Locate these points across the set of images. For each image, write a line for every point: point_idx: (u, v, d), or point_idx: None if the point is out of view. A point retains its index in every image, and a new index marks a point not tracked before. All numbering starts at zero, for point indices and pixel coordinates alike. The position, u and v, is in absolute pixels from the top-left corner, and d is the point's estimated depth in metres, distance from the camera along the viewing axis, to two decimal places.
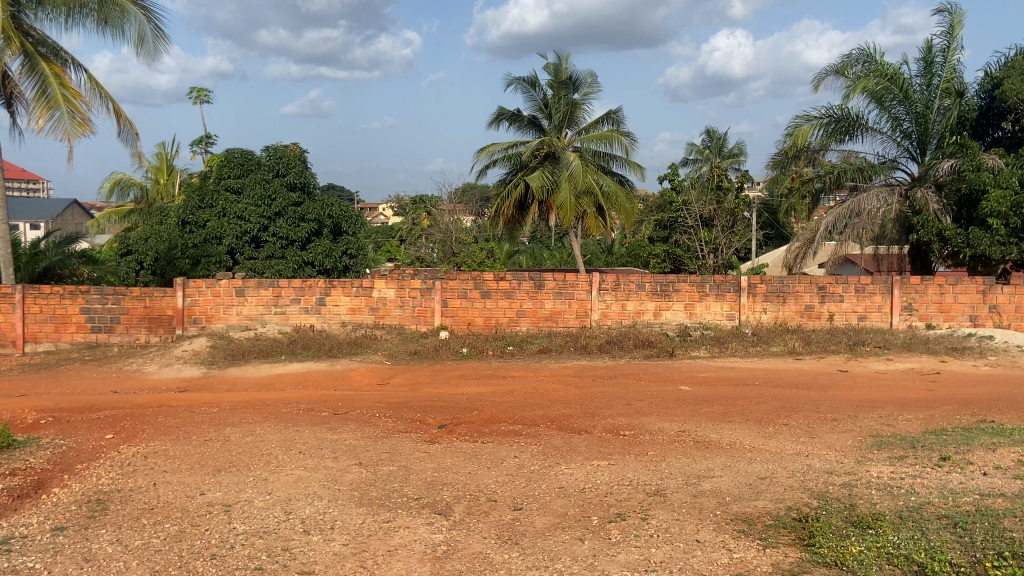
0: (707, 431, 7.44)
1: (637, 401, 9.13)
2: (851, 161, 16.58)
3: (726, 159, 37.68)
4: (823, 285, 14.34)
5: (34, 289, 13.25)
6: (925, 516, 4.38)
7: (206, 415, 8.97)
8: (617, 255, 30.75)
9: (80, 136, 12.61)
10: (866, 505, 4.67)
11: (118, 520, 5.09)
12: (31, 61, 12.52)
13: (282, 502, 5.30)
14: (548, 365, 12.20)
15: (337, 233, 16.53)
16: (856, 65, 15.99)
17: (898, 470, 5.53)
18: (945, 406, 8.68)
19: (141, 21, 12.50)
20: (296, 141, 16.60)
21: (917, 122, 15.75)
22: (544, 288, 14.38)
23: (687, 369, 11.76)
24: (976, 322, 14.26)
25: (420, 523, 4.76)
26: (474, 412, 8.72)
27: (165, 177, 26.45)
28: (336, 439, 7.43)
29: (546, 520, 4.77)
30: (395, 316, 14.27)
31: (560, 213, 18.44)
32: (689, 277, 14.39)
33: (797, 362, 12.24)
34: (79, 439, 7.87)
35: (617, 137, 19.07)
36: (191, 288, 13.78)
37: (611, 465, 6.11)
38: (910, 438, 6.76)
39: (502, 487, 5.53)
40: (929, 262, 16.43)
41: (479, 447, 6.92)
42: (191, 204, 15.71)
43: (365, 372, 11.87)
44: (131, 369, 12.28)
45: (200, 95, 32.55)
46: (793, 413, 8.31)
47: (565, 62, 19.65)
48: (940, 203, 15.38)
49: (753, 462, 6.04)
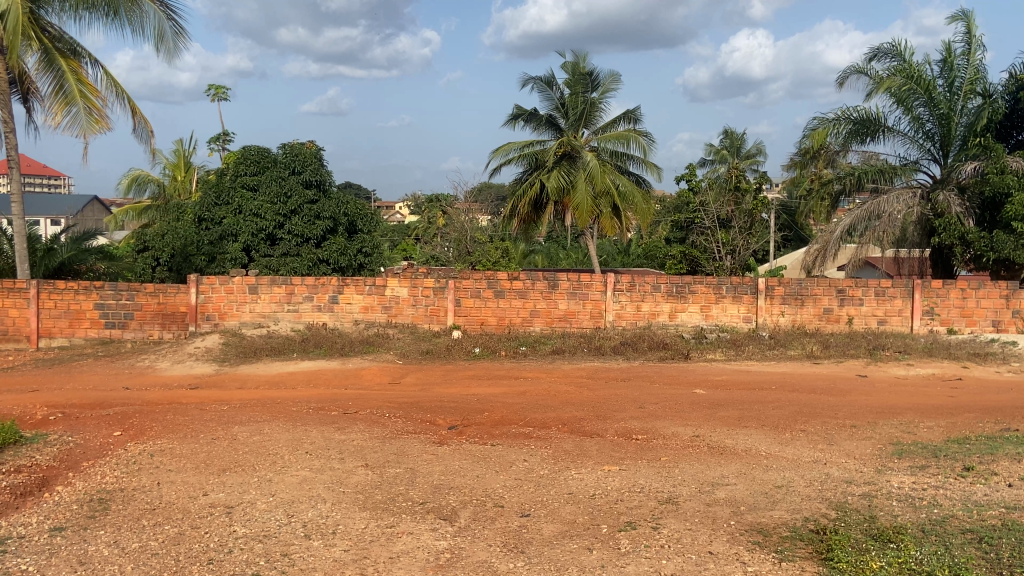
0: (721, 436, 7.26)
1: (650, 404, 8.95)
2: (872, 163, 16.29)
3: (744, 160, 37.35)
4: (842, 288, 14.08)
5: (48, 284, 13.27)
6: (948, 530, 4.20)
7: (215, 413, 8.91)
8: (633, 256, 30.49)
9: (96, 133, 12.59)
10: (886, 517, 4.49)
11: (118, 520, 5.01)
12: (49, 57, 12.55)
13: (285, 505, 5.20)
14: (560, 367, 12.03)
15: (352, 231, 16.49)
16: (878, 65, 15.73)
17: (921, 480, 5.33)
18: (967, 414, 8.46)
19: (160, 18, 12.48)
20: (311, 139, 16.53)
21: (940, 123, 15.43)
22: (558, 288, 14.22)
23: (702, 372, 11.55)
24: (999, 327, 13.93)
25: (424, 529, 4.64)
26: (485, 413, 8.59)
27: (183, 174, 26.57)
28: (344, 440, 7.32)
29: (553, 527, 4.63)
30: (408, 315, 14.17)
31: (577, 213, 18.32)
32: (706, 278, 14.18)
33: (815, 366, 12.01)
34: (86, 436, 7.82)
35: (634, 137, 18.88)
36: (204, 285, 13.76)
37: (622, 470, 5.97)
38: (932, 447, 6.55)
39: (509, 492, 5.39)
40: (951, 266, 16.15)
41: (489, 450, 6.79)
42: (208, 201, 15.68)
43: (376, 371, 11.77)
44: (142, 366, 12.25)
45: (218, 93, 32.61)
46: (810, 419, 8.10)
47: (582, 61, 19.47)
48: (962, 206, 15.00)
49: (769, 470, 5.86)
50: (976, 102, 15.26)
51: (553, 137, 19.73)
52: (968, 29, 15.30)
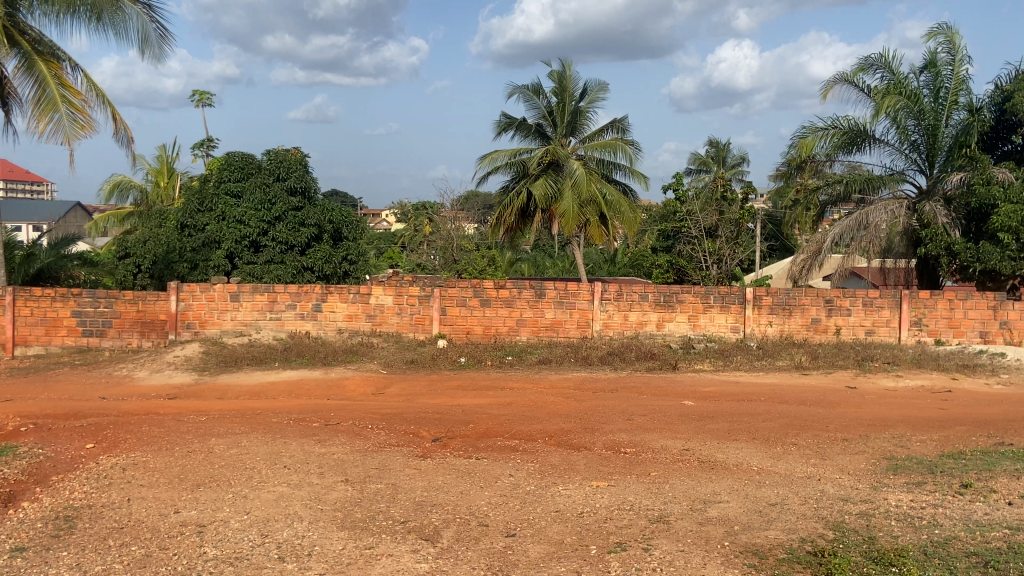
0: (711, 450, 7.09)
1: (638, 416, 8.77)
2: (860, 173, 16.22)
3: (731, 170, 37.46)
4: (830, 298, 14.00)
5: (24, 291, 12.95)
6: (952, 553, 4.05)
7: (193, 424, 8.64)
8: (620, 265, 30.36)
9: (80, 138, 12.20)
10: (886, 539, 4.33)
11: (83, 540, 4.76)
12: (30, 61, 12.24)
13: (260, 524, 4.97)
14: (547, 377, 11.83)
15: (337, 238, 16.26)
16: (866, 76, 15.70)
17: (919, 498, 5.17)
18: (959, 427, 8.35)
19: (143, 21, 12.24)
20: (296, 145, 16.26)
21: (926, 134, 15.43)
22: (545, 297, 14.06)
23: (691, 383, 11.37)
24: (987, 339, 13.85)
25: (404, 550, 4.43)
26: (470, 425, 8.39)
27: (165, 180, 26.14)
28: (324, 453, 7.09)
29: (539, 548, 4.43)
30: (392, 323, 13.93)
31: (564, 221, 18.23)
32: (694, 287, 14.07)
33: (803, 377, 11.90)
34: (57, 448, 7.54)
35: (621, 145, 18.74)
36: (185, 292, 13.53)
37: (611, 486, 5.78)
38: (927, 462, 6.41)
39: (494, 510, 5.19)
40: (937, 277, 16.10)
41: (473, 464, 6.59)
42: (190, 207, 15.27)
43: (359, 381, 11.51)
44: (120, 375, 11.94)
45: (202, 98, 32.27)
46: (801, 432, 7.96)
47: (570, 70, 19.38)
48: (948, 216, 15.08)
49: (762, 486, 5.69)
50: (962, 114, 15.26)
51: (541, 144, 19.63)
52: (952, 39, 15.33)
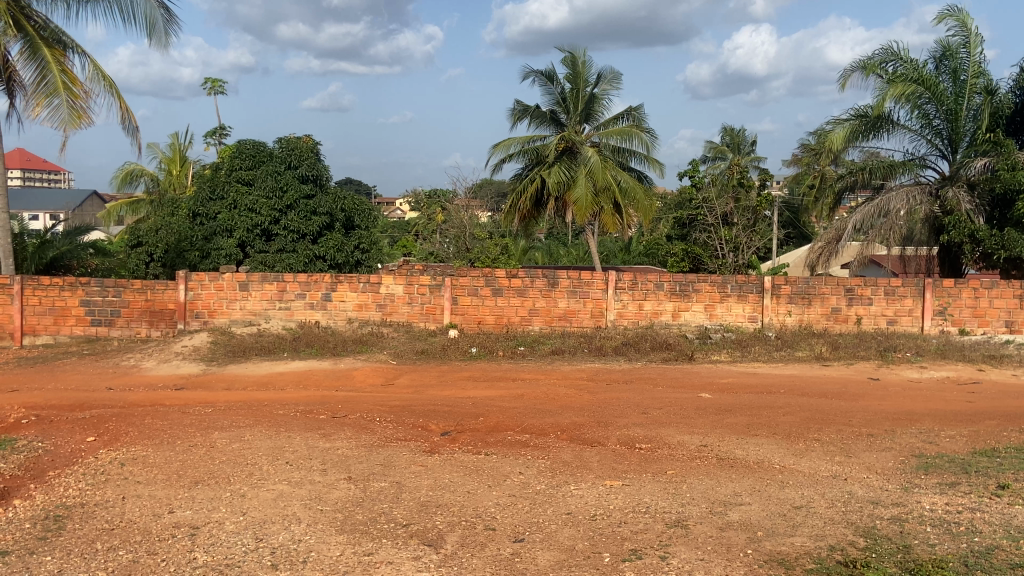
0: (730, 446, 6.79)
1: (653, 410, 8.47)
2: (882, 159, 15.73)
3: (746, 157, 36.97)
4: (850, 286, 13.59)
5: (34, 280, 12.80)
6: (996, 565, 3.76)
7: (196, 417, 8.44)
8: (634, 254, 30.09)
9: (77, 127, 11.92)
10: (923, 547, 4.04)
11: (70, 543, 4.54)
12: (33, 46, 12.01)
13: (255, 526, 4.73)
14: (560, 368, 11.56)
15: (349, 227, 16.03)
16: (881, 65, 15.20)
17: (954, 501, 4.85)
18: (988, 421, 8.01)
19: (150, 7, 11.97)
20: (308, 133, 16.03)
21: (948, 119, 14.84)
22: (558, 286, 13.76)
23: (707, 374, 11.03)
24: (1013, 329, 13.40)
25: (405, 558, 4.17)
26: (480, 418, 8.13)
27: (178, 168, 26.03)
28: (328, 448, 6.85)
29: (549, 556, 4.16)
30: (403, 313, 13.70)
31: (577, 209, 17.86)
32: (710, 276, 13.70)
33: (824, 369, 11.53)
34: (57, 441, 7.35)
35: (637, 132, 18.32)
36: (194, 282, 13.31)
37: (626, 486, 5.50)
38: (959, 460, 6.08)
39: (501, 512, 4.92)
40: (958, 265, 15.62)
41: (481, 460, 6.33)
42: (203, 195, 15.09)
43: (367, 372, 11.27)
44: (128, 365, 11.77)
45: (214, 86, 32.15)
46: (824, 427, 7.63)
47: (583, 56, 18.95)
48: (973, 202, 14.53)
49: (785, 487, 5.38)
50: (982, 100, 14.67)
51: (554, 132, 19.20)
52: (965, 21, 14.80)
